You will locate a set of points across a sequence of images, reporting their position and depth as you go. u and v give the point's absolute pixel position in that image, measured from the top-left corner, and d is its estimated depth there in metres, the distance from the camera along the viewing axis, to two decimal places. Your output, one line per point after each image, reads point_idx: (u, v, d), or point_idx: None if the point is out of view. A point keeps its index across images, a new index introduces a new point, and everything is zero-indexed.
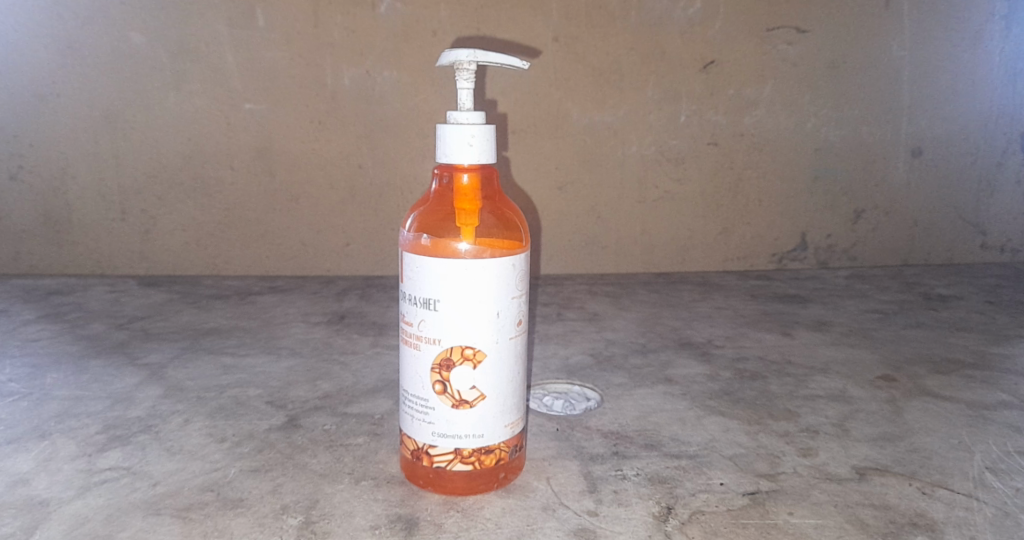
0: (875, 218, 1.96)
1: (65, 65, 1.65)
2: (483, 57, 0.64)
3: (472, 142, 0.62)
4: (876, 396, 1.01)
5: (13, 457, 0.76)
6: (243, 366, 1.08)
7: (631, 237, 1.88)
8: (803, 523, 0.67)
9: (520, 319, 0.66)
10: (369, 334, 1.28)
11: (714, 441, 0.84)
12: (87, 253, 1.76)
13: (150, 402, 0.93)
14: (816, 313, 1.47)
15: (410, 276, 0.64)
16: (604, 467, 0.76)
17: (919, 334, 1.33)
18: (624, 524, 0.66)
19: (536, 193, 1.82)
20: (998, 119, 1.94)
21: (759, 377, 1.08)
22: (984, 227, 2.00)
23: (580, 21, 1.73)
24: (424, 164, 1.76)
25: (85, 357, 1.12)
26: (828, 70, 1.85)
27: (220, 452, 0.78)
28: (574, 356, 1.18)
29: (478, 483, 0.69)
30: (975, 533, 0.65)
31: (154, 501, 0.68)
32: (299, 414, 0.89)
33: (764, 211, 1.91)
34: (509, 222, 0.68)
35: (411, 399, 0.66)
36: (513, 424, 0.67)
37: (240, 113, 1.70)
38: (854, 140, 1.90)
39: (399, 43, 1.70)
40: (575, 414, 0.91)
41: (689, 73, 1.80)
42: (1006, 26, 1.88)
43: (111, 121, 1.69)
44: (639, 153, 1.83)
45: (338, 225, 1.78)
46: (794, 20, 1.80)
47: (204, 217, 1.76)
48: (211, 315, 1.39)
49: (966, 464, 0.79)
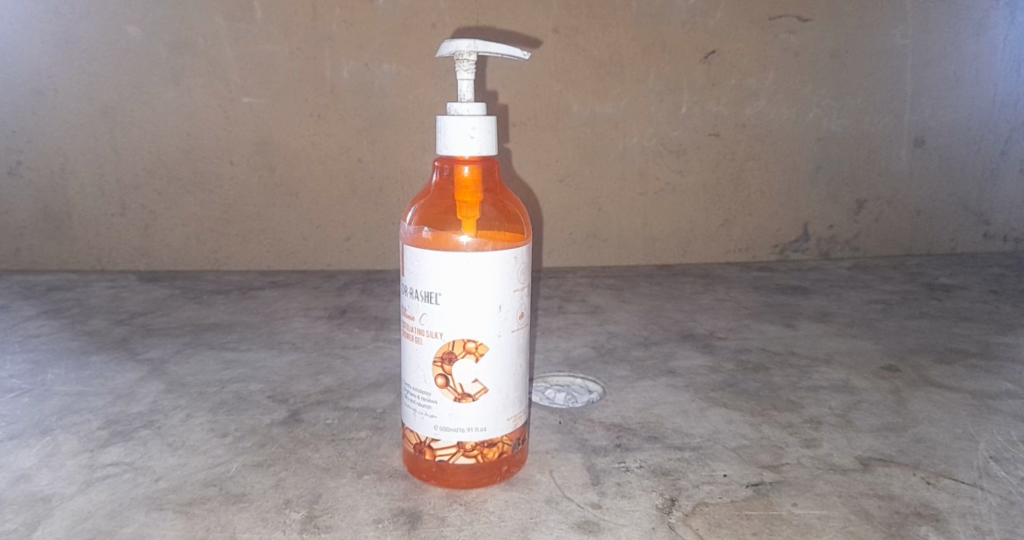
0: (877, 208, 1.95)
1: (63, 60, 1.64)
2: (483, 47, 0.63)
3: (472, 134, 0.62)
4: (880, 387, 1.00)
5: (15, 453, 0.76)
6: (245, 361, 1.08)
7: (633, 229, 1.88)
8: (808, 514, 0.66)
9: (522, 312, 0.66)
10: (370, 328, 1.27)
11: (718, 432, 0.84)
12: (87, 248, 1.76)
13: (152, 398, 0.93)
14: (819, 304, 1.47)
15: (411, 270, 0.64)
16: (607, 460, 0.76)
17: (922, 325, 1.32)
18: (628, 516, 0.65)
19: (537, 185, 1.81)
20: (1001, 108, 1.93)
21: (762, 368, 1.08)
22: (987, 217, 1.99)
23: (580, 12, 1.72)
24: (424, 158, 1.76)
25: (86, 353, 1.12)
26: (830, 59, 1.84)
27: (222, 447, 0.78)
28: (577, 348, 1.17)
29: (482, 476, 0.68)
30: (980, 523, 0.65)
31: (157, 497, 0.68)
32: (301, 409, 0.89)
33: (766, 203, 1.90)
34: (510, 214, 0.68)
35: (413, 393, 0.65)
36: (515, 418, 0.67)
37: (239, 108, 1.70)
38: (856, 130, 1.89)
39: (399, 35, 1.69)
40: (577, 406, 0.90)
41: (690, 63, 1.79)
42: (1010, 14, 1.87)
43: (109, 116, 1.69)
44: (640, 145, 1.82)
45: (339, 220, 1.78)
46: (796, 10, 1.79)
47: (204, 212, 1.75)
48: (212, 310, 1.39)
49: (971, 454, 0.79)
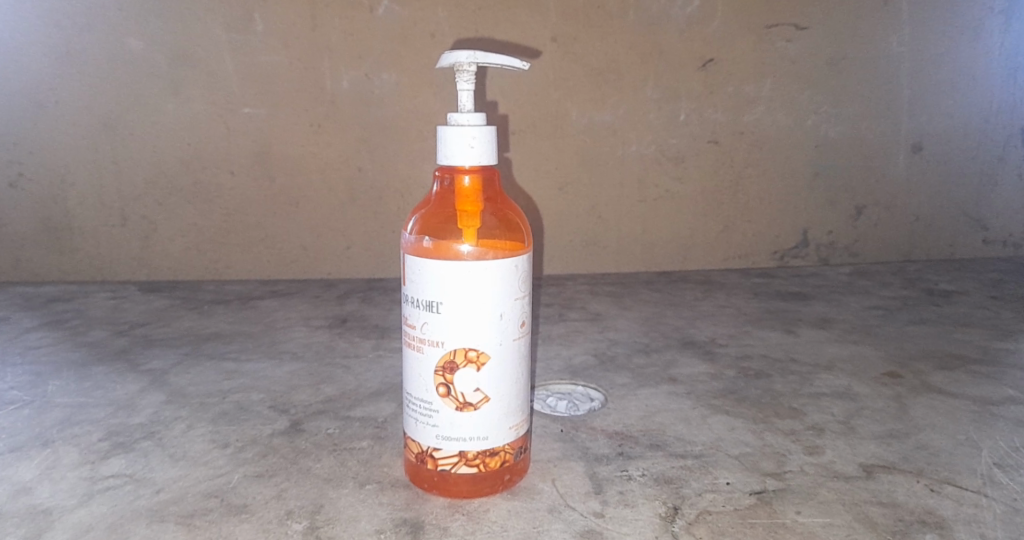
0: (876, 213, 1.95)
1: (63, 72, 1.65)
2: (483, 58, 0.63)
3: (472, 143, 0.62)
4: (882, 393, 1.00)
5: (15, 465, 0.76)
6: (246, 371, 1.08)
7: (632, 236, 1.88)
8: (812, 522, 0.66)
9: (523, 321, 0.66)
10: (371, 337, 1.27)
11: (720, 440, 0.84)
12: (87, 259, 1.76)
13: (153, 409, 0.92)
14: (819, 311, 1.47)
15: (411, 279, 0.64)
16: (609, 468, 0.76)
17: (923, 330, 1.32)
18: (632, 525, 0.65)
19: (537, 193, 1.81)
20: (998, 114, 1.93)
21: (764, 375, 1.07)
22: (986, 222, 2.00)
23: (579, 20, 1.73)
24: (424, 166, 1.76)
25: (87, 365, 1.11)
26: (827, 66, 1.84)
27: (223, 457, 0.78)
28: (578, 356, 1.17)
29: (483, 485, 0.68)
30: (985, 530, 0.65)
31: (158, 509, 0.67)
32: (303, 418, 0.89)
33: (765, 210, 1.90)
34: (511, 222, 0.68)
35: (416, 403, 0.65)
36: (518, 426, 0.67)
37: (239, 117, 1.70)
38: (854, 136, 1.89)
39: (398, 45, 1.70)
40: (580, 414, 0.90)
41: (689, 71, 1.80)
42: (1006, 21, 1.88)
43: (111, 127, 1.69)
44: (639, 152, 1.82)
45: (338, 228, 1.78)
46: (793, 18, 1.80)
47: (204, 221, 1.75)
48: (212, 320, 1.39)
49: (974, 461, 0.79)
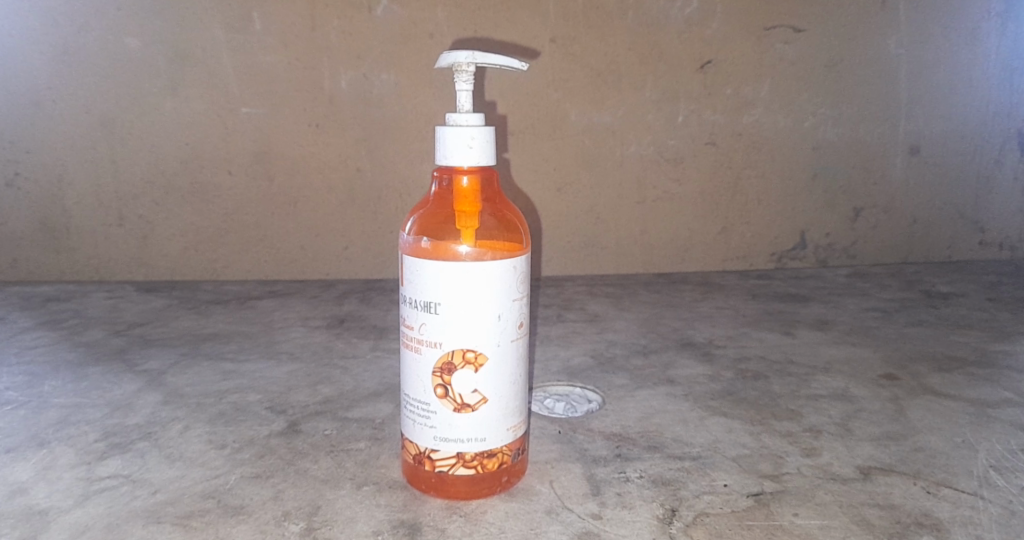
0: (874, 215, 1.95)
1: (61, 72, 1.65)
2: (482, 58, 0.63)
3: (471, 144, 0.62)
4: (879, 395, 1.00)
5: (12, 466, 0.76)
6: (244, 371, 1.08)
7: (631, 236, 1.88)
8: (809, 524, 0.66)
9: (521, 321, 0.65)
10: (369, 337, 1.27)
11: (718, 442, 0.84)
12: (85, 259, 1.75)
13: (150, 409, 0.92)
14: (817, 313, 1.47)
15: (410, 279, 0.64)
16: (607, 469, 0.76)
17: (921, 333, 1.32)
18: (629, 527, 0.65)
19: (536, 194, 1.81)
20: (996, 116, 1.94)
21: (761, 377, 1.07)
22: (983, 224, 2.00)
23: (577, 21, 1.73)
24: (423, 167, 1.76)
25: (84, 365, 1.11)
26: (826, 68, 1.84)
27: (221, 458, 0.78)
28: (576, 357, 1.17)
29: (481, 487, 0.68)
30: (982, 532, 0.65)
31: (155, 509, 0.67)
32: (300, 419, 0.89)
33: (763, 211, 1.91)
34: (509, 223, 0.68)
35: (414, 404, 0.65)
36: (515, 427, 0.67)
37: (238, 117, 1.70)
38: (853, 138, 1.90)
39: (397, 45, 1.70)
40: (578, 416, 0.90)
41: (687, 73, 1.80)
42: (1004, 23, 1.88)
43: (109, 126, 1.69)
44: (638, 153, 1.83)
45: (337, 229, 1.78)
46: (792, 19, 1.80)
47: (202, 221, 1.75)
48: (210, 320, 1.39)
49: (971, 463, 0.79)
